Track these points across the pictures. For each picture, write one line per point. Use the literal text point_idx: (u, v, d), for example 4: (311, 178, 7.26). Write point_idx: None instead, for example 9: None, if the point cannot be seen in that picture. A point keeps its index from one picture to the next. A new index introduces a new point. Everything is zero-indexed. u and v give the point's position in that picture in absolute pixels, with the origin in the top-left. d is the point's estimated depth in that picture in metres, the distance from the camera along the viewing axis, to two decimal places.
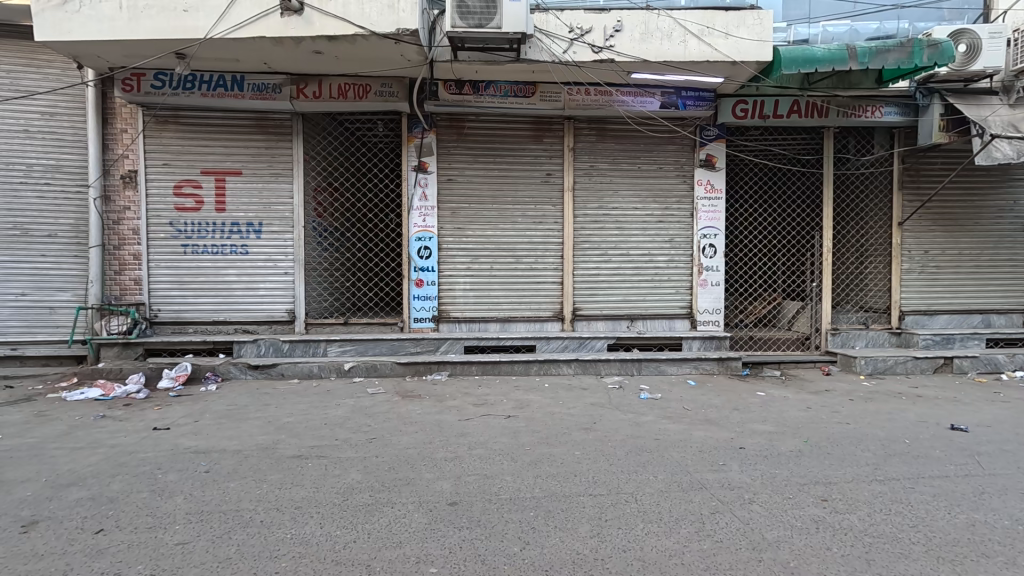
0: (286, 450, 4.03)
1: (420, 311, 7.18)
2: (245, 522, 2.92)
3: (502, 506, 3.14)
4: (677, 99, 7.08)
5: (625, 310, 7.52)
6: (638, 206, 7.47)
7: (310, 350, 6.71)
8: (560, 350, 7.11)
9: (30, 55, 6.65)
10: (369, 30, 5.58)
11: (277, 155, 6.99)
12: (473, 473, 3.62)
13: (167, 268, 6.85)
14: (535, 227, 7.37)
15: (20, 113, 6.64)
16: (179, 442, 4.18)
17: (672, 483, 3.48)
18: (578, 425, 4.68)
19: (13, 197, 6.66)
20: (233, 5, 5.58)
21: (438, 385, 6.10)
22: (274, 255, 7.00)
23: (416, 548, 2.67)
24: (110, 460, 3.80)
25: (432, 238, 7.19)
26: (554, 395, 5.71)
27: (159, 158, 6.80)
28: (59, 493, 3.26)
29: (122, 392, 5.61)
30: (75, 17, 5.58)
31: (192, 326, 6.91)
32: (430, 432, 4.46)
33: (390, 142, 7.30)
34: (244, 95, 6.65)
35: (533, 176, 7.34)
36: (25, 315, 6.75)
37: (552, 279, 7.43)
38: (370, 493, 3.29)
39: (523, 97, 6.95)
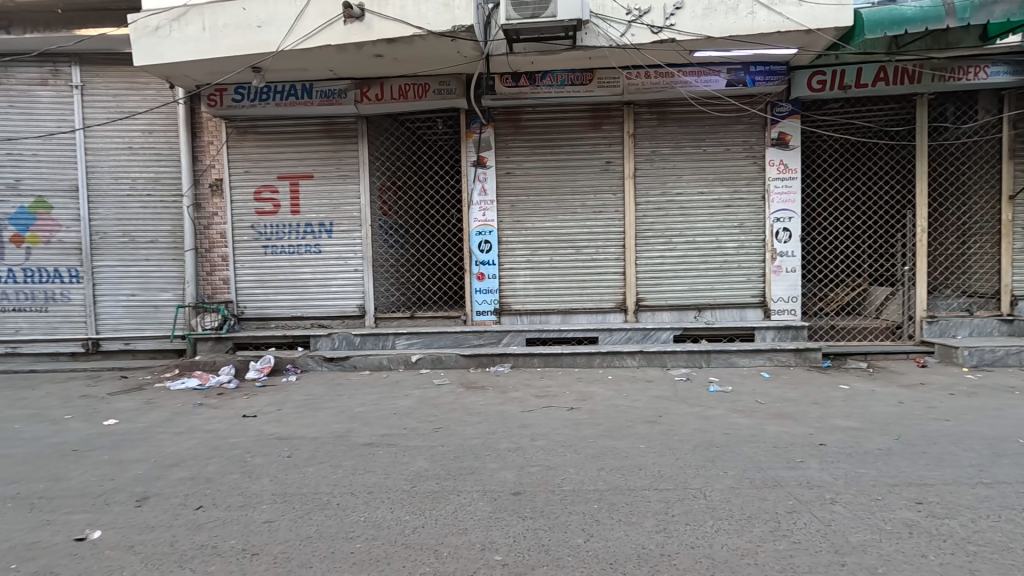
0: (359, 437, 4.26)
1: (482, 304, 7.31)
2: (323, 505, 3.12)
3: (566, 498, 3.13)
4: (745, 76, 6.68)
5: (691, 300, 7.25)
6: (704, 190, 7.15)
7: (380, 342, 7.01)
8: (623, 341, 6.96)
9: (130, 79, 7.37)
10: (425, 30, 5.70)
11: (345, 157, 7.32)
12: (537, 464, 3.64)
13: (251, 268, 7.40)
14: (595, 217, 7.25)
15: (125, 132, 7.40)
16: (265, 430, 4.52)
17: (743, 480, 3.33)
18: (643, 419, 4.57)
19: (122, 208, 7.45)
20: (301, 17, 5.90)
21: (501, 377, 6.17)
22: (344, 253, 7.36)
23: (481, 536, 2.74)
24: (206, 445, 4.18)
25: (492, 232, 7.28)
26: (618, 388, 5.60)
27: (241, 166, 7.34)
28: (165, 473, 3.64)
29: (217, 382, 6.16)
30: (165, 41, 6.11)
31: (274, 321, 7.43)
32: (494, 423, 4.53)
33: (449, 139, 7.47)
34: (313, 102, 7.02)
35: (592, 165, 7.22)
36: (133, 313, 7.53)
37: (614, 269, 7.29)
38: (438, 481, 3.41)
39: (579, 84, 6.85)
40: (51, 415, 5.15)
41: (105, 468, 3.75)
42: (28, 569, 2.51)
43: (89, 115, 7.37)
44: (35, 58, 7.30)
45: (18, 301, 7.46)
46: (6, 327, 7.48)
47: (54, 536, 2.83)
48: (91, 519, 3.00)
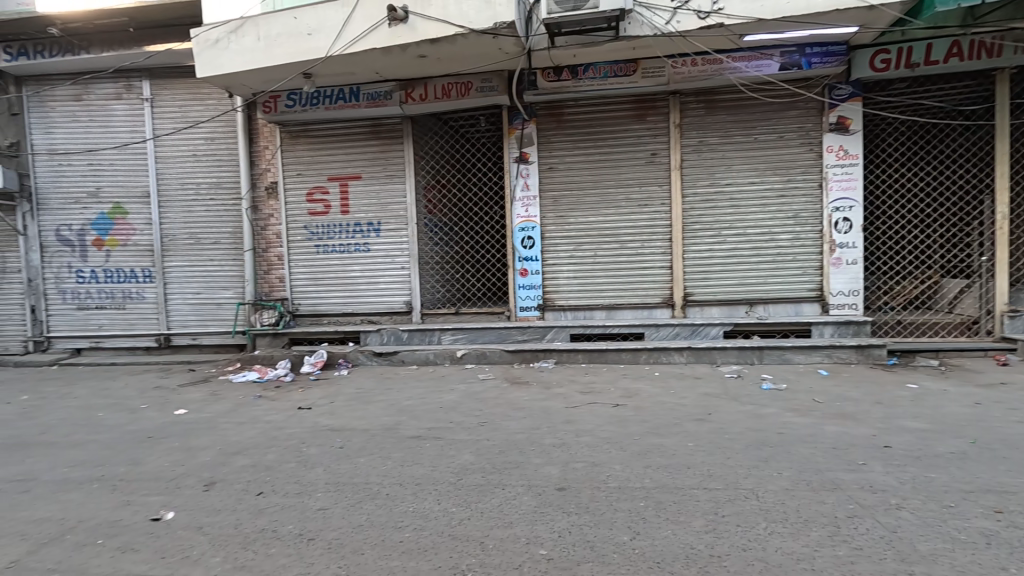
0: (407, 430, 4.38)
1: (526, 300, 7.33)
2: (374, 494, 3.23)
3: (611, 495, 3.10)
4: (800, 58, 6.34)
5: (742, 295, 6.99)
6: (755, 179, 6.87)
7: (426, 338, 7.17)
8: (670, 338, 6.78)
9: (194, 90, 7.85)
10: (467, 28, 5.75)
11: (391, 157, 7.50)
12: (582, 460, 3.62)
13: (305, 267, 7.72)
14: (640, 210, 7.11)
15: (190, 140, 7.88)
16: (319, 421, 4.72)
17: (799, 482, 3.19)
18: (691, 417, 4.46)
19: (188, 212, 7.95)
20: (349, 22, 6.08)
21: (546, 373, 6.16)
22: (392, 251, 7.56)
23: (526, 530, 2.75)
24: (266, 434, 4.41)
25: (535, 228, 7.27)
26: (664, 385, 5.49)
27: (294, 169, 7.66)
28: (230, 460, 3.87)
29: (275, 376, 6.49)
30: (225, 53, 6.46)
31: (327, 318, 7.73)
32: (538, 419, 4.55)
33: (492, 136, 7.52)
34: (360, 104, 7.24)
35: (637, 157, 7.07)
36: (199, 310, 8.02)
37: (660, 264, 7.12)
38: (483, 474, 3.46)
39: (623, 76, 6.72)
40: (130, 405, 5.58)
41: (177, 454, 4.03)
42: (112, 545, 2.74)
43: (158, 126, 7.91)
44: (111, 75, 7.89)
45: (100, 300, 8.12)
46: (90, 324, 8.16)
47: (134, 515, 3.07)
48: (164, 500, 3.24)
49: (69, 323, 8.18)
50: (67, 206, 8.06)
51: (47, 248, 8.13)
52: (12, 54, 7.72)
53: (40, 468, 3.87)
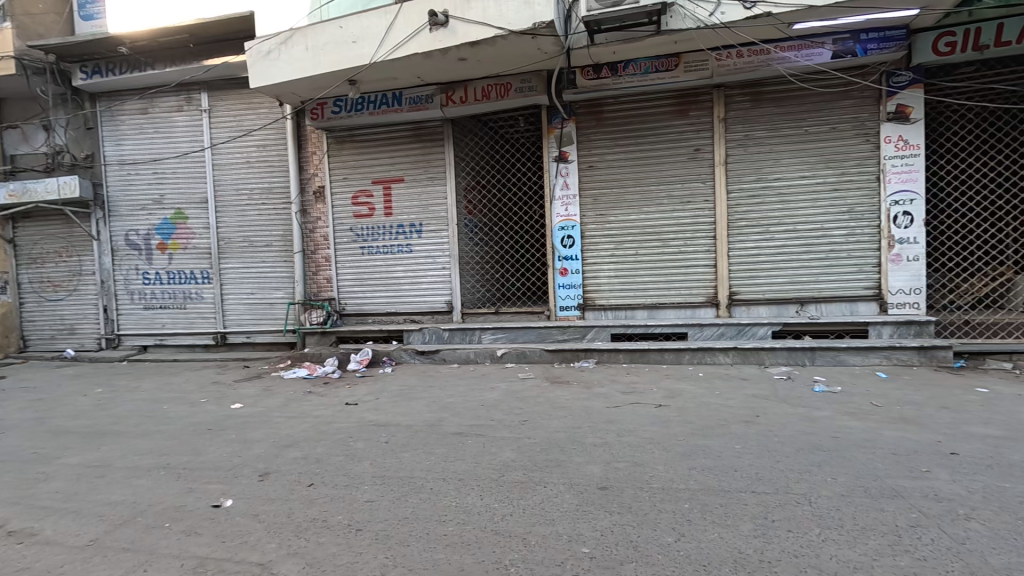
0: (449, 427, 4.45)
1: (566, 299, 7.31)
2: (418, 488, 3.31)
3: (655, 495, 3.06)
4: (855, 45, 6.05)
5: (793, 294, 6.72)
6: (806, 173, 6.60)
7: (467, 337, 7.27)
8: (715, 338, 6.58)
9: (247, 100, 8.25)
10: (507, 29, 5.79)
11: (432, 160, 7.65)
12: (624, 460, 3.58)
13: (351, 268, 7.98)
14: (682, 207, 6.96)
15: (244, 148, 8.29)
16: (365, 417, 4.87)
17: (855, 488, 3.04)
18: (738, 418, 4.32)
19: (243, 216, 8.35)
20: (392, 28, 6.23)
21: (586, 373, 6.11)
22: (433, 252, 7.70)
23: (569, 528, 2.75)
24: (315, 428, 4.59)
25: (575, 227, 7.24)
26: (709, 386, 5.35)
27: (340, 173, 7.93)
28: (282, 452, 4.05)
29: (323, 372, 6.74)
30: (276, 63, 6.76)
31: (371, 317, 7.96)
32: (579, 418, 4.53)
33: (531, 136, 7.54)
34: (402, 109, 7.41)
35: (679, 153, 6.93)
36: (252, 309, 8.42)
37: (704, 262, 6.95)
38: (525, 471, 3.48)
39: (664, 71, 6.59)
40: (191, 398, 5.92)
41: (234, 446, 4.25)
42: (178, 528, 2.92)
43: (215, 135, 8.35)
44: (173, 88, 8.40)
45: (163, 300, 8.66)
46: (155, 322, 8.71)
47: (197, 501, 3.27)
48: (224, 489, 3.43)
49: (136, 322, 8.76)
50: (134, 212, 8.63)
51: (118, 251, 8.73)
52: (87, 73, 8.35)
53: (114, 455, 4.17)
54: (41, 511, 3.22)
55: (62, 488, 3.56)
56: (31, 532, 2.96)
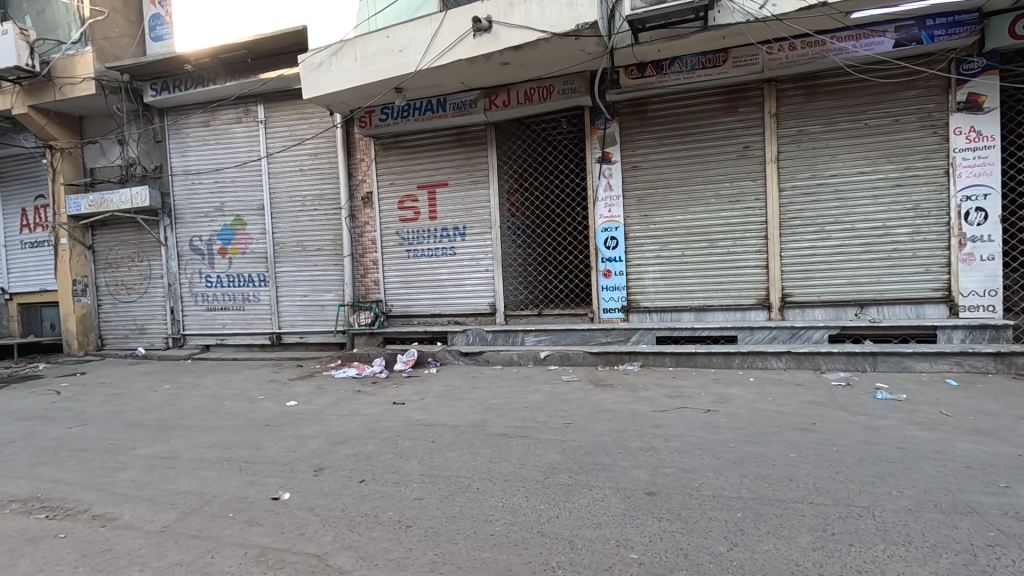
0: (495, 427, 4.50)
1: (609, 301, 7.24)
2: (465, 488, 3.36)
3: (705, 503, 2.98)
4: (920, 32, 5.71)
5: (852, 295, 6.39)
6: (865, 169, 6.27)
7: (510, 338, 7.31)
8: (766, 341, 6.34)
9: (300, 110, 8.61)
10: (550, 32, 5.80)
11: (476, 164, 7.75)
12: (672, 465, 3.51)
13: (397, 270, 8.18)
14: (731, 206, 6.75)
15: (297, 157, 8.67)
16: (412, 416, 4.99)
17: (924, 502, 2.87)
18: (793, 425, 4.16)
19: (296, 221, 8.73)
20: (437, 36, 6.37)
21: (631, 376, 6.03)
22: (477, 254, 7.79)
23: (616, 532, 2.73)
24: (365, 427, 4.74)
25: (618, 228, 7.17)
26: (760, 391, 5.16)
27: (387, 178, 8.16)
28: (335, 448, 4.20)
29: (371, 372, 6.95)
30: (327, 74, 7.03)
31: (417, 319, 8.14)
32: (624, 421, 4.48)
33: (574, 138, 7.50)
34: (447, 114, 7.57)
35: (728, 151, 6.73)
36: (305, 311, 8.77)
37: (754, 263, 6.71)
38: (570, 474, 3.47)
39: (712, 67, 6.43)
40: (250, 395, 6.23)
41: (290, 441, 4.44)
42: (241, 518, 3.09)
43: (271, 145, 8.77)
44: (232, 101, 8.87)
45: (224, 302, 9.15)
46: (216, 323, 9.22)
47: (257, 494, 3.44)
48: (282, 482, 3.60)
49: (200, 322, 9.31)
50: (197, 219, 9.17)
51: (183, 256, 9.30)
52: (157, 90, 8.95)
53: (182, 448, 4.45)
54: (120, 498, 3.48)
55: (137, 477, 3.83)
56: (112, 516, 3.21)
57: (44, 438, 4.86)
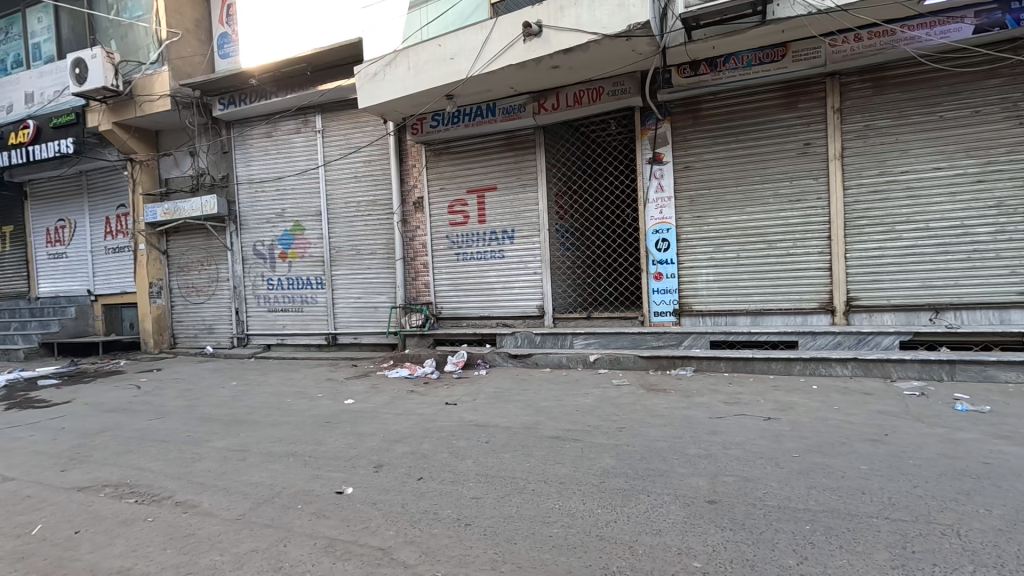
0: (547, 430, 4.51)
1: (660, 305, 7.12)
2: (521, 489, 3.39)
3: (770, 514, 2.88)
4: (1004, 16, 5.34)
5: (925, 299, 6.00)
6: (941, 164, 5.89)
7: (559, 341, 7.30)
8: (830, 347, 6.05)
9: (355, 119, 8.95)
10: (601, 34, 5.78)
11: (525, 167, 7.80)
12: (732, 474, 3.42)
13: (447, 273, 8.34)
14: (791, 206, 6.49)
15: (352, 164, 9.00)
16: (465, 417, 5.07)
17: (1017, 522, 2.66)
18: (863, 436, 3.95)
19: (351, 227, 9.06)
20: (487, 42, 6.47)
21: (684, 381, 5.89)
22: (525, 257, 7.83)
23: (677, 540, 2.68)
24: (419, 426, 4.86)
25: (670, 229, 7.03)
26: (825, 399, 4.92)
27: (438, 183, 8.34)
28: (393, 446, 4.33)
29: (423, 372, 7.12)
30: (382, 83, 7.27)
31: (466, 321, 8.26)
32: (680, 427, 4.39)
33: (624, 139, 7.42)
34: (496, 119, 7.68)
35: (787, 149, 6.48)
36: (358, 312, 9.08)
37: (816, 264, 6.42)
38: (626, 479, 3.43)
39: (770, 62, 6.22)
40: (310, 393, 6.51)
41: (350, 438, 4.61)
42: (309, 510, 3.25)
43: (328, 153, 9.16)
44: (293, 113, 9.33)
45: (284, 304, 9.61)
46: (277, 323, 9.69)
47: (322, 487, 3.60)
48: (345, 477, 3.75)
49: (262, 322, 9.80)
50: (260, 225, 9.68)
51: (247, 260, 9.83)
52: (224, 104, 9.51)
53: (251, 441, 4.71)
54: (199, 486, 3.72)
55: (213, 467, 4.09)
56: (194, 503, 3.44)
57: (129, 429, 5.26)
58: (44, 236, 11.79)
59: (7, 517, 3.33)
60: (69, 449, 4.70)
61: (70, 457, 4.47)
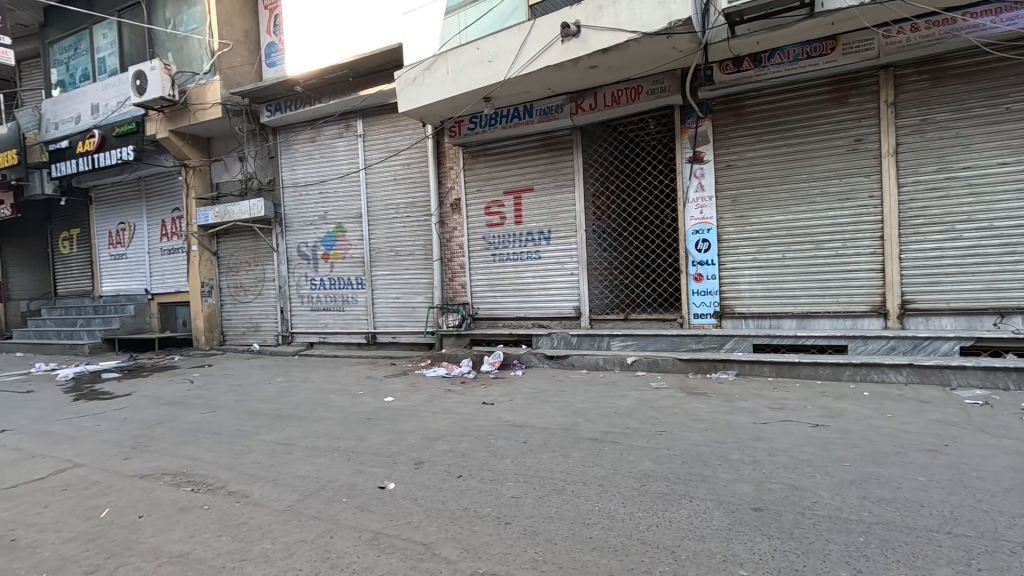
0: (584, 431, 4.49)
1: (701, 306, 6.96)
2: (560, 490, 3.39)
3: (821, 524, 2.78)
4: None
5: (989, 302, 5.66)
6: (1006, 159, 5.55)
7: (596, 342, 7.26)
8: (882, 352, 5.78)
9: (394, 123, 9.15)
10: (641, 32, 5.72)
11: (562, 168, 7.78)
12: (779, 481, 3.32)
13: (483, 274, 8.42)
14: (840, 205, 6.24)
15: (392, 167, 9.20)
16: (502, 416, 5.10)
17: None
18: (920, 446, 3.76)
19: (390, 228, 9.26)
20: (525, 44, 6.49)
21: (725, 385, 5.75)
22: (562, 258, 7.81)
23: (721, 547, 2.62)
24: (458, 424, 4.92)
25: (711, 229, 6.88)
26: (878, 407, 4.71)
27: (475, 185, 8.43)
28: (432, 444, 4.41)
29: (460, 372, 7.20)
30: (421, 88, 7.41)
31: (502, 321, 8.31)
32: (722, 432, 4.29)
33: (664, 138, 7.31)
34: (533, 120, 7.71)
35: (836, 146, 6.24)
36: (397, 312, 9.27)
37: (868, 265, 6.15)
38: (667, 483, 3.38)
39: (819, 56, 6.01)
40: (351, 390, 6.69)
41: (391, 435, 4.72)
42: (354, 503, 3.34)
43: (369, 157, 9.39)
44: (336, 118, 9.61)
45: (326, 303, 9.90)
46: (319, 322, 9.99)
47: (365, 482, 3.70)
48: (387, 472, 3.84)
49: (305, 321, 10.13)
50: (304, 227, 10.01)
51: (291, 261, 10.19)
52: (271, 110, 9.85)
53: (296, 436, 4.87)
54: (250, 477, 3.89)
55: (262, 459, 4.27)
56: (245, 494, 3.59)
57: (184, 421, 5.54)
58: (106, 239, 12.54)
59: (78, 500, 3.57)
60: (131, 439, 4.99)
61: (132, 446, 4.75)
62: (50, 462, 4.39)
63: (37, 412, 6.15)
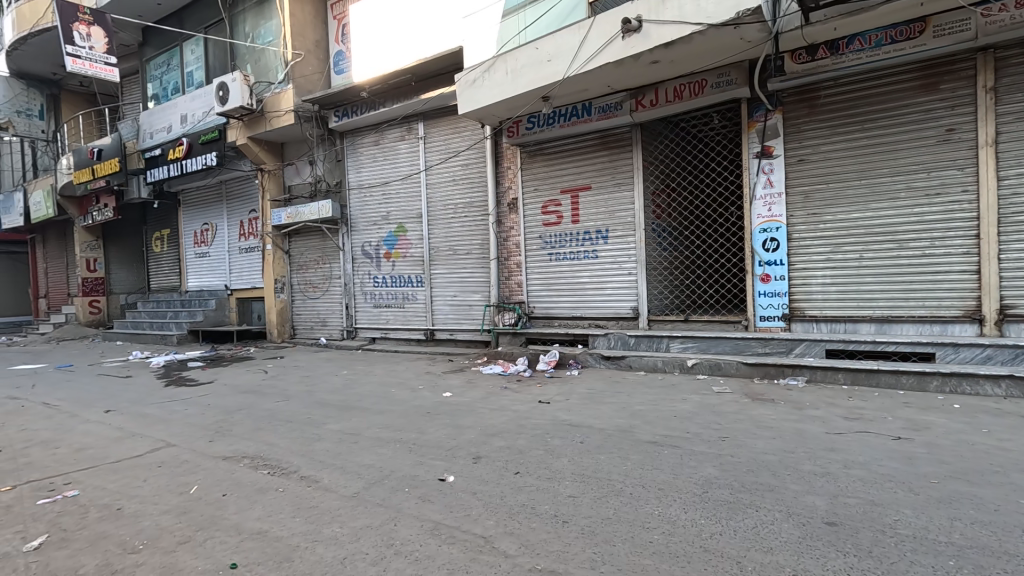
0: (642, 434, 4.41)
1: (768, 309, 6.64)
2: (618, 491, 3.35)
3: (904, 543, 2.59)
4: None
5: None
6: None
7: (654, 344, 7.11)
8: (976, 361, 5.28)
9: (454, 125, 9.36)
10: (706, 23, 5.53)
11: (620, 166, 7.66)
12: (855, 496, 3.12)
13: (539, 274, 8.43)
14: (928, 201, 5.76)
15: (451, 168, 9.41)
16: (558, 416, 5.10)
17: None
18: (1020, 465, 3.42)
19: (449, 228, 9.47)
20: (585, 41, 6.44)
21: (795, 391, 5.46)
22: (619, 258, 7.70)
23: (791, 560, 2.51)
24: (515, 422, 4.98)
25: (779, 228, 6.55)
26: (970, 421, 4.32)
27: (532, 184, 8.46)
28: (490, 439, 4.49)
29: (516, 370, 7.27)
30: (480, 90, 7.53)
31: (558, 321, 8.29)
32: (791, 440, 4.09)
33: (729, 133, 7.03)
34: (592, 118, 7.64)
35: (924, 137, 5.76)
36: (454, 310, 9.47)
37: (960, 267, 5.65)
38: (731, 491, 3.26)
39: (905, 40, 5.57)
40: (411, 385, 6.91)
41: (449, 429, 4.84)
42: (415, 494, 3.46)
43: (429, 158, 9.66)
44: (399, 122, 9.96)
45: (388, 300, 10.28)
46: (381, 318, 10.39)
47: (426, 473, 3.82)
48: (446, 465, 3.95)
49: (368, 317, 10.57)
50: (368, 227, 10.44)
51: (356, 259, 10.65)
52: (339, 115, 10.34)
53: (361, 426, 5.10)
54: (320, 464, 4.12)
55: (331, 447, 4.51)
56: (315, 479, 3.81)
57: (260, 409, 5.94)
58: (192, 238, 13.61)
59: (171, 476, 3.92)
60: (214, 423, 5.41)
61: (215, 430, 5.15)
62: (147, 441, 4.85)
63: (135, 396, 6.79)
